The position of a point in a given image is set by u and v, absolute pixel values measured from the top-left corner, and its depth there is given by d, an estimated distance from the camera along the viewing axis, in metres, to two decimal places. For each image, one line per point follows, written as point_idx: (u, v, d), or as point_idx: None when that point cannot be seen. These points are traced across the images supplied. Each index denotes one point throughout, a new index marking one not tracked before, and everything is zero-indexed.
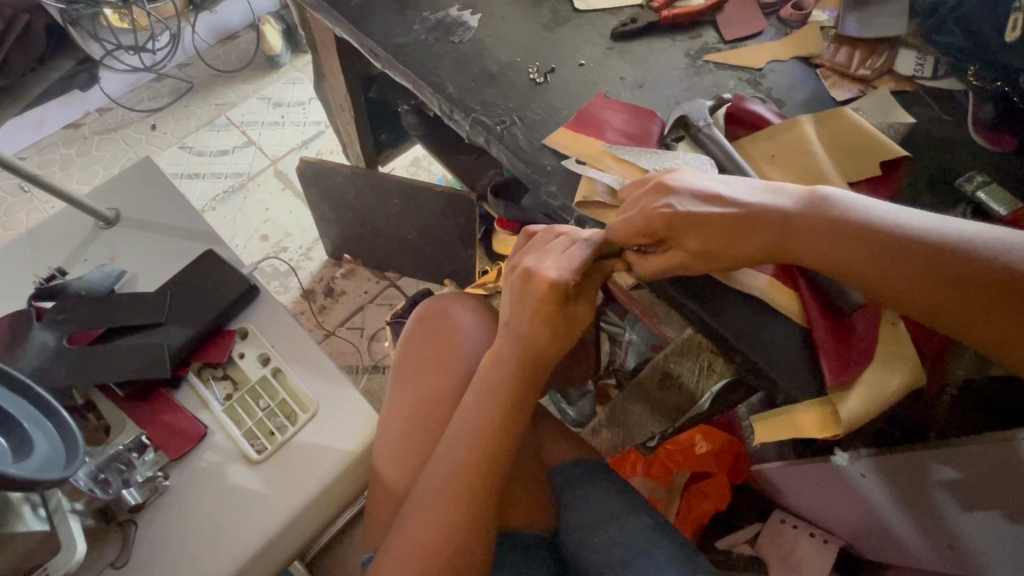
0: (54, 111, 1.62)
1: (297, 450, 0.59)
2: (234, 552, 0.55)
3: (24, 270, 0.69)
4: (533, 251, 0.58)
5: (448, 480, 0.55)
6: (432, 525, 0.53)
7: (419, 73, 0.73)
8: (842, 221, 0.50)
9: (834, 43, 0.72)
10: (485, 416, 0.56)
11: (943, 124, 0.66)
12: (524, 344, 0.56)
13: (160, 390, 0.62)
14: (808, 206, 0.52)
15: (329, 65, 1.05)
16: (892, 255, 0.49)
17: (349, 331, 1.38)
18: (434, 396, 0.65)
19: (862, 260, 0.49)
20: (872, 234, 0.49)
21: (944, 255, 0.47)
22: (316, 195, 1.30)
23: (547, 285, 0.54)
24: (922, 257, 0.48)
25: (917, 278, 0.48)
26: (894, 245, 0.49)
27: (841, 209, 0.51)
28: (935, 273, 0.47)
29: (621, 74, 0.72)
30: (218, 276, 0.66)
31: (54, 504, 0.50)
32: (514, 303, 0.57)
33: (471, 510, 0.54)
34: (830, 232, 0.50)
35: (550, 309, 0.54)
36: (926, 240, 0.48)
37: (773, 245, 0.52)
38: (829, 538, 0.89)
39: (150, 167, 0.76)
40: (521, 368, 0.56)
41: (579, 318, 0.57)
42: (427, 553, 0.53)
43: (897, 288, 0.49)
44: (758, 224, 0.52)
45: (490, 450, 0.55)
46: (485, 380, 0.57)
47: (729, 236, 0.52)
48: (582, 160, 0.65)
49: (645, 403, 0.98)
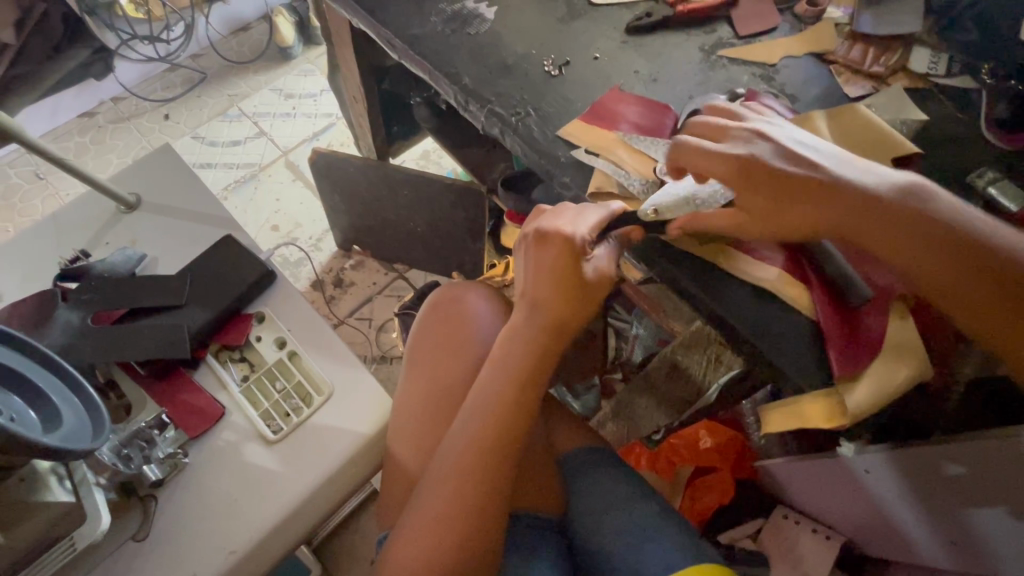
0: (69, 99, 1.65)
1: (312, 430, 0.61)
2: (251, 526, 0.57)
3: (49, 251, 0.70)
4: (545, 217, 0.60)
5: (462, 453, 0.56)
6: (448, 495, 0.55)
7: (435, 64, 0.74)
8: (916, 207, 0.51)
9: (849, 40, 0.73)
10: (500, 390, 0.58)
11: (955, 121, 0.66)
12: (539, 318, 0.58)
13: (180, 370, 0.63)
14: (888, 190, 0.52)
15: (344, 56, 1.07)
16: (957, 250, 0.50)
17: (358, 321, 1.40)
18: (443, 379, 0.66)
19: (930, 246, 0.51)
20: (947, 227, 0.51)
21: (995, 256, 0.50)
22: (328, 185, 1.31)
23: (562, 241, 0.57)
24: (983, 258, 0.50)
25: (980, 277, 0.50)
26: (969, 239, 0.50)
27: (918, 196, 0.52)
28: (990, 275, 0.50)
29: (635, 68, 0.73)
30: (236, 261, 0.68)
31: (78, 477, 0.52)
32: (531, 268, 0.59)
33: (484, 485, 0.55)
34: (916, 217, 0.51)
35: (565, 270, 0.57)
36: (995, 248, 0.50)
37: (849, 216, 0.52)
38: (832, 534, 0.90)
39: (168, 152, 0.77)
40: (538, 339, 0.58)
41: (593, 283, 0.57)
42: (441, 523, 0.54)
43: (951, 280, 0.50)
44: (832, 199, 0.52)
45: (504, 423, 0.57)
46: (500, 358, 0.59)
47: (805, 194, 0.53)
48: (593, 151, 0.66)
49: (652, 396, 0.97)
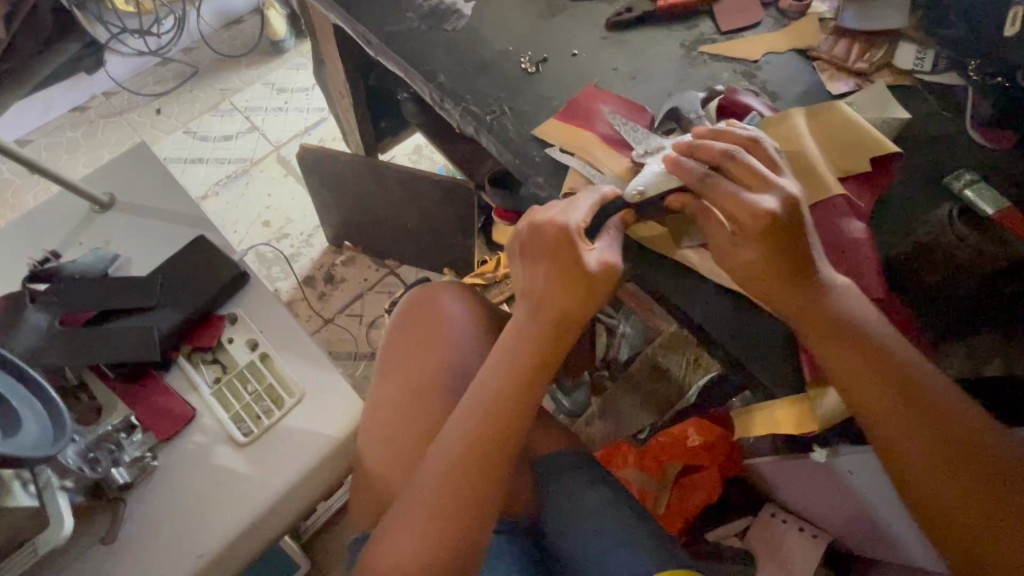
0: (60, 94, 1.65)
1: (283, 433, 0.61)
2: (224, 526, 0.57)
3: (24, 251, 0.70)
4: (539, 209, 0.58)
5: (464, 445, 0.54)
6: (443, 489, 0.53)
7: (411, 61, 0.73)
8: (891, 354, 0.52)
9: (833, 36, 0.71)
10: (504, 388, 0.55)
11: (939, 120, 0.65)
12: (542, 314, 0.56)
13: (150, 372, 0.63)
14: (882, 334, 0.52)
15: (328, 51, 1.05)
16: (912, 403, 0.51)
17: (349, 318, 1.39)
18: (425, 376, 0.64)
19: (890, 382, 0.51)
20: (913, 381, 0.51)
21: (948, 425, 0.50)
22: (317, 181, 1.30)
23: (556, 232, 0.55)
24: (935, 423, 0.50)
25: (919, 431, 0.50)
26: (932, 403, 0.51)
27: (908, 353, 0.52)
28: (929, 438, 0.50)
29: (614, 65, 0.72)
30: (209, 261, 0.67)
31: (43, 480, 0.51)
32: (528, 262, 0.57)
33: (482, 477, 0.53)
34: (890, 351, 0.52)
35: (564, 262, 0.54)
36: (952, 422, 0.50)
37: (828, 312, 0.52)
38: (818, 533, 0.86)
39: (144, 151, 0.77)
40: (541, 333, 0.56)
41: (599, 275, 0.53)
42: (438, 515, 0.52)
43: (891, 421, 0.51)
44: (828, 322, 0.52)
45: (508, 416, 0.55)
46: (503, 351, 0.57)
47: (794, 274, 0.52)
48: (567, 150, 0.65)
49: (635, 396, 1.04)
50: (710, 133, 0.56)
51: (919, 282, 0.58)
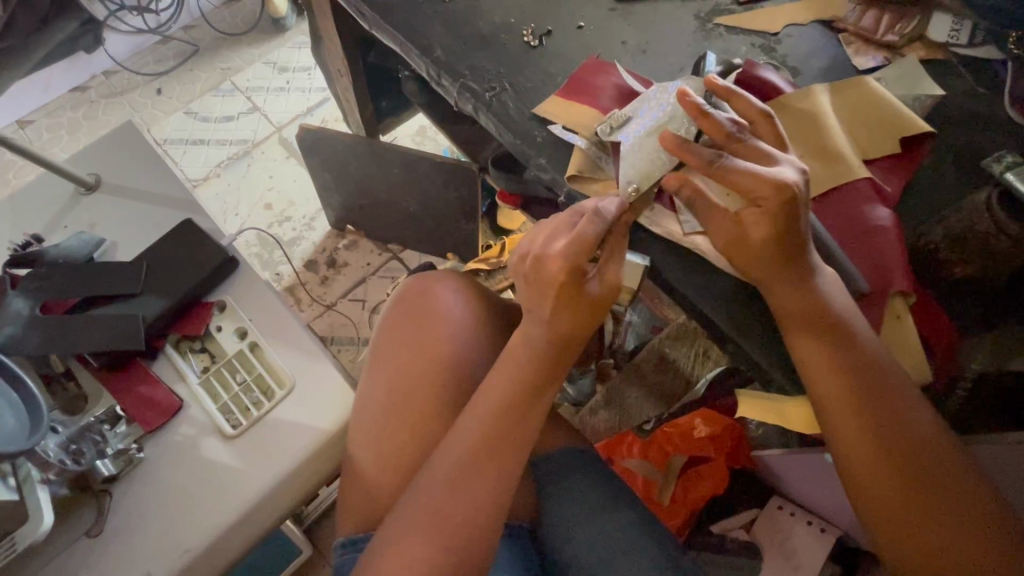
0: (60, 73, 1.62)
1: (273, 425, 0.59)
2: (207, 526, 0.55)
3: (9, 234, 0.68)
4: (536, 235, 0.53)
5: (470, 456, 0.51)
6: (449, 497, 0.50)
7: (406, 34, 0.69)
8: (883, 370, 0.49)
9: (861, 7, 0.66)
10: (511, 401, 0.52)
11: (976, 98, 0.60)
12: (546, 334, 0.52)
13: (137, 361, 0.61)
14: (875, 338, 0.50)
15: (325, 26, 1.01)
16: (897, 421, 0.48)
17: (351, 303, 1.37)
18: (426, 378, 0.60)
19: (875, 395, 0.48)
20: (902, 399, 0.48)
21: (931, 453, 0.47)
22: (317, 162, 1.25)
23: (558, 269, 0.50)
24: (919, 446, 0.47)
25: (898, 451, 0.47)
26: (921, 426, 0.48)
27: (896, 365, 0.49)
28: (909, 461, 0.47)
29: (622, 39, 0.67)
30: (195, 246, 0.65)
31: (22, 473, 0.49)
32: (524, 287, 0.53)
33: (486, 481, 0.50)
34: (880, 365, 0.49)
35: (564, 290, 0.50)
36: (937, 451, 0.47)
37: (818, 314, 0.49)
38: (828, 527, 0.81)
39: (131, 130, 0.74)
40: (545, 350, 0.53)
41: (604, 295, 0.51)
42: (445, 524, 0.49)
43: (870, 438, 0.48)
44: (819, 335, 0.49)
45: (517, 429, 0.52)
46: (509, 362, 0.53)
47: (794, 274, 0.49)
48: (571, 128, 0.61)
49: (642, 387, 1.01)
50: (695, 106, 0.48)
51: (948, 274, 0.54)
